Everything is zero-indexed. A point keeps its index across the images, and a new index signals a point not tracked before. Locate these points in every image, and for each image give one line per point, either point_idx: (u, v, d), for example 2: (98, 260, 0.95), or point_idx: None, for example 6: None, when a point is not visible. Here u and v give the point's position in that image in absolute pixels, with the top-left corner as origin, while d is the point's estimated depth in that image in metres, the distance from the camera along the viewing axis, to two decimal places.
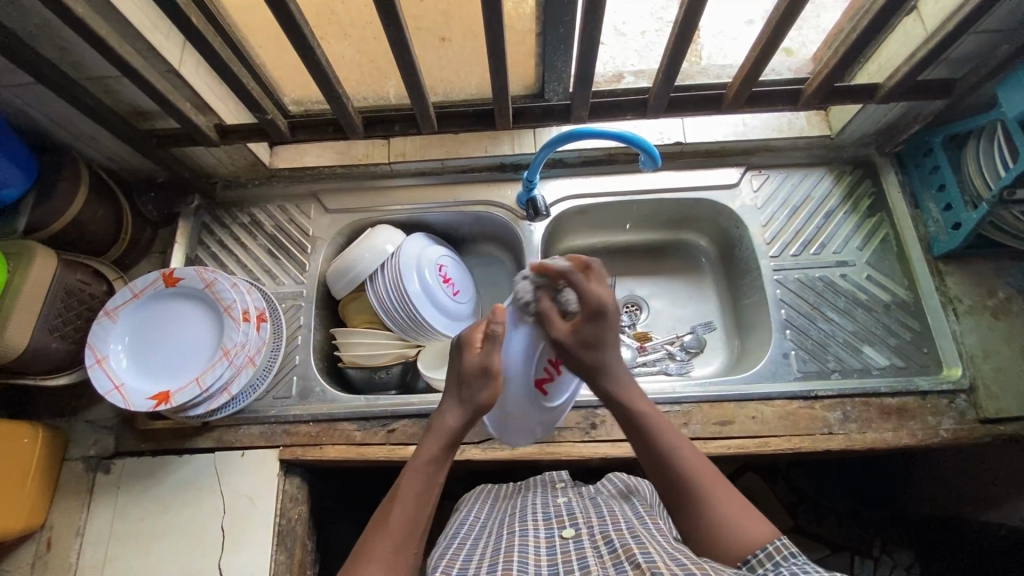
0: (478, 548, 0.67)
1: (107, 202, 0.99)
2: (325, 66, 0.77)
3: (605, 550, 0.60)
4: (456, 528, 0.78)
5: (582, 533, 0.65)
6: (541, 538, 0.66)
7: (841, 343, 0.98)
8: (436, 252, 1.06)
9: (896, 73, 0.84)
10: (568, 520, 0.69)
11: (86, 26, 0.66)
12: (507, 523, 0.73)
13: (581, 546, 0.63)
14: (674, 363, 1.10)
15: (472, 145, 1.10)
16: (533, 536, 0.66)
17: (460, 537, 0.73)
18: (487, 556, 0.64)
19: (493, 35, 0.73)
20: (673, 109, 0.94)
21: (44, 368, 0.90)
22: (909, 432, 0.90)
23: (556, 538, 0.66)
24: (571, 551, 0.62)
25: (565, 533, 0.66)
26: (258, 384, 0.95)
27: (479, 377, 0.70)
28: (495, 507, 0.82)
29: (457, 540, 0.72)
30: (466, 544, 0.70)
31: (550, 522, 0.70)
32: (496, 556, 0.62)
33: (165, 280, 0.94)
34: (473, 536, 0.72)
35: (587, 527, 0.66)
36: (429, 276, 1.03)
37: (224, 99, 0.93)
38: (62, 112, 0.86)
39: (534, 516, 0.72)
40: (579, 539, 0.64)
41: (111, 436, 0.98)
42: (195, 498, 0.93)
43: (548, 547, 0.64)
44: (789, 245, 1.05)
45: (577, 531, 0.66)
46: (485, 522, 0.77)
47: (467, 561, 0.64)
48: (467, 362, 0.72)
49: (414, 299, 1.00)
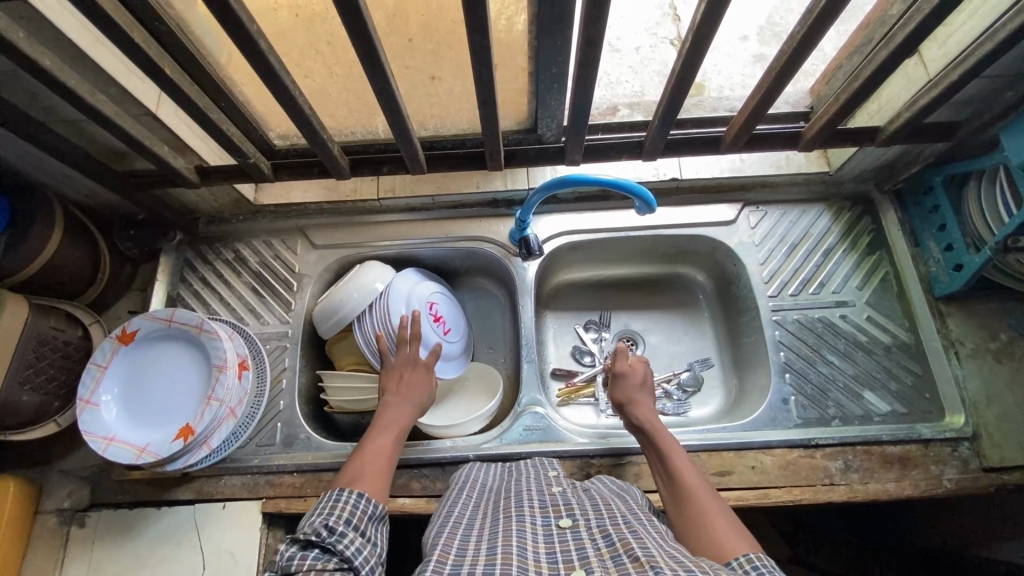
0: (472, 529, 0.63)
1: (85, 242, 0.96)
2: (308, 111, 0.74)
3: (603, 542, 0.57)
4: (448, 502, 0.72)
5: (579, 524, 0.62)
6: (538, 525, 0.62)
7: (842, 388, 0.95)
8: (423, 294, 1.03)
9: (899, 117, 0.82)
10: (565, 510, 0.66)
11: (55, 78, 0.62)
12: (501, 505, 0.69)
13: (578, 537, 0.59)
14: (671, 403, 1.07)
15: (464, 181, 1.08)
16: (530, 522, 0.63)
17: (452, 512, 0.68)
18: (483, 537, 0.60)
19: (484, 83, 0.71)
20: (671, 149, 0.91)
21: (13, 422, 0.86)
22: (912, 483, 0.88)
23: (553, 526, 0.62)
24: (569, 541, 0.59)
25: (562, 522, 0.62)
26: (241, 432, 0.92)
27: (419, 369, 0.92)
28: (488, 482, 0.78)
29: (447, 516, 0.67)
30: (459, 520, 0.66)
31: (547, 510, 0.66)
32: (491, 540, 0.59)
33: (122, 340, 0.90)
34: (468, 516, 0.67)
35: (585, 519, 0.63)
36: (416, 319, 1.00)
37: (203, 139, 0.89)
38: (32, 153, 0.82)
39: (529, 501, 0.68)
40: (576, 531, 0.61)
41: (88, 486, 0.94)
42: (174, 553, 0.89)
43: (546, 535, 0.60)
44: (787, 284, 1.02)
45: (574, 522, 0.63)
46: (475, 497, 0.73)
47: (463, 539, 0.61)
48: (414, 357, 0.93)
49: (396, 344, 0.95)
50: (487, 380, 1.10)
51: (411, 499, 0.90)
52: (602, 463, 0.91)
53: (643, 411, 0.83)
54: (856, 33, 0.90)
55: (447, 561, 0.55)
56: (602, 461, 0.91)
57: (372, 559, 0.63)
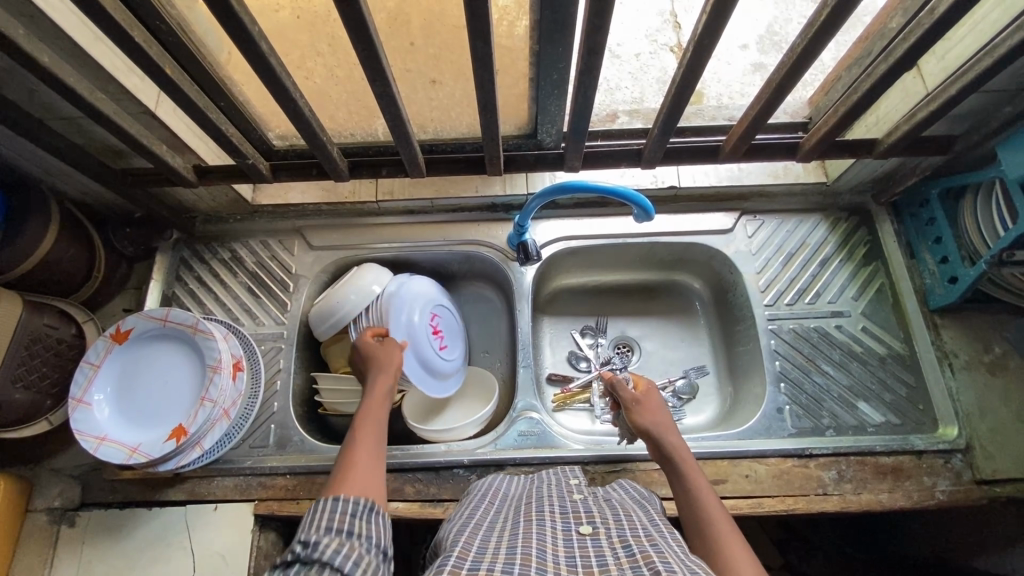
0: (493, 528, 0.63)
1: (80, 239, 0.95)
2: (308, 114, 0.74)
3: (623, 552, 0.56)
4: (470, 503, 0.72)
5: (600, 532, 0.62)
6: (558, 530, 0.62)
7: (837, 399, 0.96)
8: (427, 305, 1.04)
9: (897, 130, 0.83)
10: (586, 517, 0.65)
11: (54, 76, 0.62)
12: (523, 510, 0.68)
13: (599, 544, 0.59)
14: (666, 410, 1.07)
15: (464, 185, 1.07)
16: (551, 527, 0.62)
17: (474, 513, 0.68)
18: (504, 538, 0.60)
19: (484, 89, 0.71)
20: (670, 158, 0.91)
21: (5, 419, 0.85)
22: (905, 494, 0.88)
23: (574, 533, 0.62)
24: (588, 547, 0.59)
25: (583, 529, 0.62)
26: (234, 433, 0.92)
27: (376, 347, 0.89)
28: (510, 489, 0.77)
29: (471, 516, 0.67)
30: (480, 519, 0.66)
31: (568, 516, 0.66)
32: (513, 542, 0.58)
33: (115, 339, 0.89)
34: (490, 518, 0.67)
35: (606, 527, 0.62)
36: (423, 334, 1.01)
37: (201, 138, 0.89)
38: (30, 150, 0.81)
39: (550, 507, 0.67)
40: (597, 538, 0.61)
41: (79, 485, 0.93)
42: (165, 554, 0.88)
43: (567, 541, 0.60)
44: (784, 293, 1.03)
45: (595, 529, 0.62)
46: (497, 503, 0.73)
47: (486, 539, 0.60)
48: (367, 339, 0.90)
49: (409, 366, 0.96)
50: (484, 386, 1.10)
51: (404, 503, 0.89)
52: (597, 469, 0.92)
53: (671, 437, 0.78)
54: (855, 45, 0.91)
55: (467, 558, 0.55)
56: (598, 468, 0.92)
57: (356, 553, 0.55)
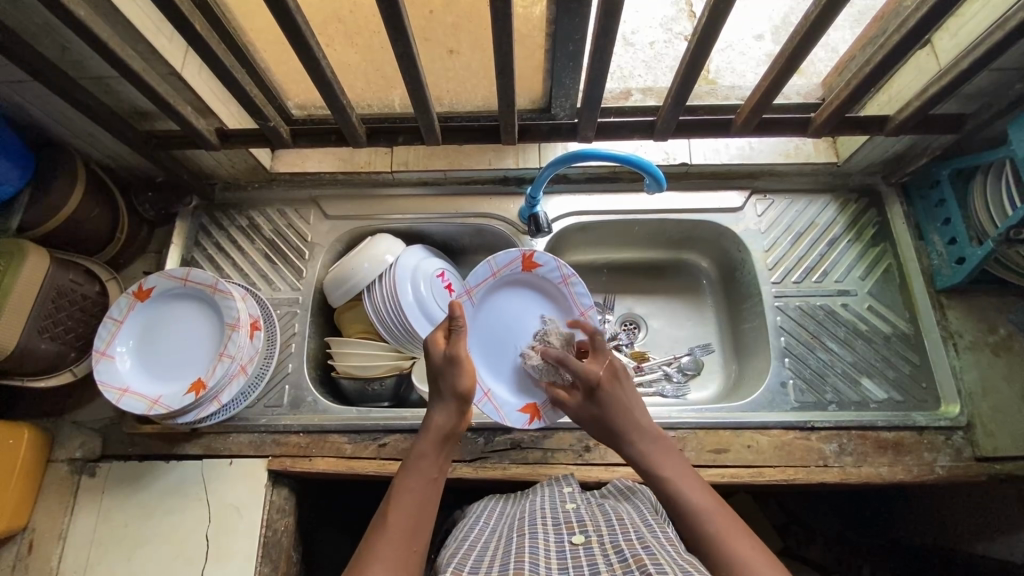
0: (488, 549, 0.65)
1: (104, 200, 0.98)
2: (329, 76, 0.76)
3: (615, 558, 0.58)
4: (465, 529, 0.76)
5: (593, 540, 0.64)
6: (552, 542, 0.65)
7: (841, 375, 0.97)
8: (481, 303, 0.97)
9: (908, 106, 0.84)
10: (578, 526, 0.68)
11: (88, 29, 0.64)
12: (517, 525, 0.71)
13: (590, 552, 0.61)
14: (671, 385, 1.09)
15: (477, 158, 1.09)
16: (544, 539, 0.65)
17: (468, 539, 0.71)
18: (498, 556, 0.63)
19: (501, 55, 0.72)
20: (682, 131, 0.92)
21: (30, 369, 0.88)
22: (904, 468, 0.89)
23: (567, 543, 0.64)
24: (581, 556, 0.61)
25: (575, 538, 0.65)
26: (249, 392, 0.94)
27: (448, 368, 0.76)
28: (504, 507, 0.80)
29: (468, 540, 0.70)
30: (475, 543, 0.69)
31: (561, 526, 0.68)
32: (508, 558, 0.61)
33: (138, 296, 0.92)
34: (486, 539, 0.70)
35: (598, 535, 0.65)
36: (498, 350, 0.96)
37: (224, 101, 0.91)
38: (61, 109, 0.84)
39: (544, 519, 0.70)
40: (590, 546, 0.63)
41: (99, 437, 0.96)
42: (181, 505, 0.91)
43: (559, 551, 0.63)
44: (792, 271, 1.04)
45: (587, 538, 0.65)
46: (494, 522, 0.76)
47: (480, 559, 0.63)
48: (436, 358, 0.77)
49: (512, 408, 0.93)
50: None
51: None
52: None
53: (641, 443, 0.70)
54: (869, 25, 0.91)
55: None
56: None
57: None
